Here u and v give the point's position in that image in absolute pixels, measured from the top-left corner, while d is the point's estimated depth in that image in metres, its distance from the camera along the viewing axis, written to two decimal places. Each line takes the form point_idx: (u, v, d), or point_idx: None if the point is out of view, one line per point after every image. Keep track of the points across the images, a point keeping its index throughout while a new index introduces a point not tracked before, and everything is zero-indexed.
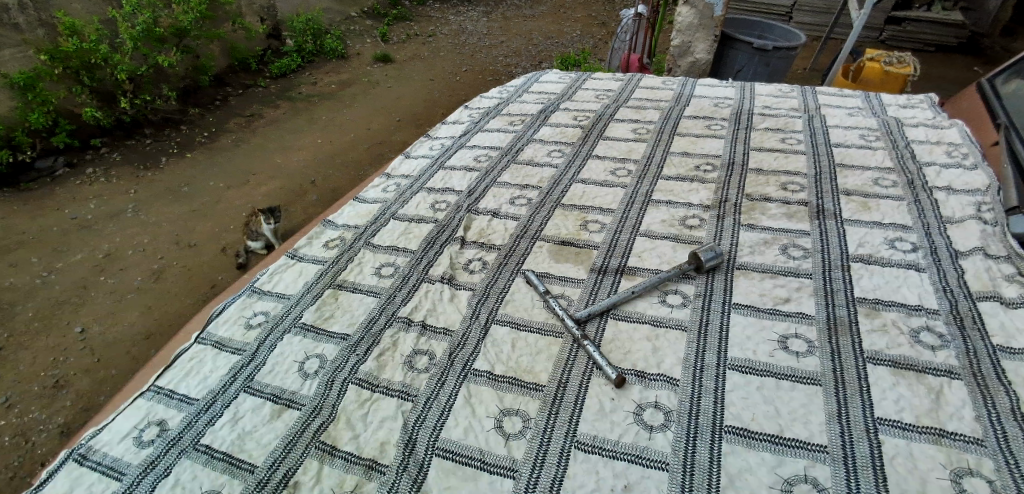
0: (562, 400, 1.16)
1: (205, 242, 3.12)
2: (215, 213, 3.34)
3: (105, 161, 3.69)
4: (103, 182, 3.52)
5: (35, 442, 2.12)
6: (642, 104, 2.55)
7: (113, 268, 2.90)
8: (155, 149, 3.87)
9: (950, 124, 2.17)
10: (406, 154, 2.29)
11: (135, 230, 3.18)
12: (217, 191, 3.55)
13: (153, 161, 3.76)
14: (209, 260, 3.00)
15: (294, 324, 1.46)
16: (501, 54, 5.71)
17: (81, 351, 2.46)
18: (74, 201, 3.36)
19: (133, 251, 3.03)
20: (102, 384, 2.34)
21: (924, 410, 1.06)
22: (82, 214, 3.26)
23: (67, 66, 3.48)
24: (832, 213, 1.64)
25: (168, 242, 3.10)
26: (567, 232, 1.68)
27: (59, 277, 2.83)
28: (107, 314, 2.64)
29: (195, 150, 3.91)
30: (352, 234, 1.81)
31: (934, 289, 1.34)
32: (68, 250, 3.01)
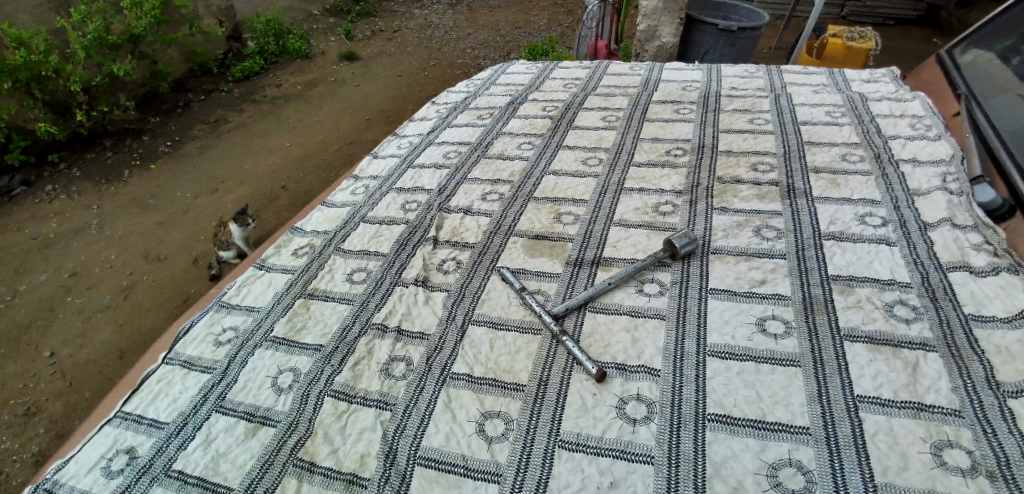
0: (544, 399, 1.14)
1: (173, 255, 3.01)
2: (182, 224, 3.23)
3: (64, 177, 3.54)
4: (63, 199, 3.39)
5: (9, 472, 2.04)
6: (610, 92, 2.53)
7: (79, 287, 2.79)
8: (116, 161, 3.72)
9: (912, 96, 2.20)
10: (374, 154, 2.24)
11: (99, 246, 3.06)
12: (182, 201, 3.43)
13: (115, 174, 3.62)
14: (178, 273, 2.89)
15: (264, 338, 1.41)
16: (468, 46, 5.64)
17: (51, 375, 2.36)
18: (34, 220, 3.22)
19: (98, 269, 2.91)
20: (74, 407, 2.25)
21: (901, 385, 1.08)
22: (43, 233, 3.13)
23: (16, 79, 3.31)
24: (803, 191, 1.65)
25: (134, 256, 2.99)
26: (541, 226, 1.66)
27: (22, 300, 2.71)
28: (76, 335, 2.55)
29: (158, 161, 3.78)
30: (322, 240, 1.76)
31: (905, 262, 1.35)
32: (30, 271, 2.88)
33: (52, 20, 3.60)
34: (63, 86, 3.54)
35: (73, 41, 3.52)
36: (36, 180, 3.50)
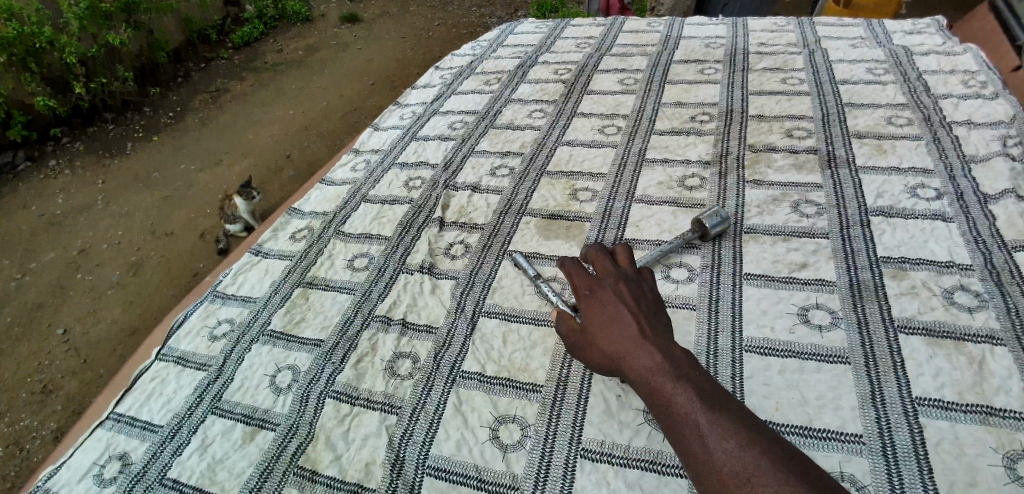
0: (563, 402, 1.04)
1: (180, 230, 2.93)
2: (184, 200, 3.13)
3: (67, 152, 3.43)
4: (67, 174, 3.29)
5: (30, 449, 2.01)
6: (627, 51, 2.34)
7: (89, 265, 2.73)
8: (119, 135, 3.60)
9: (962, 49, 1.99)
10: (375, 126, 2.10)
11: (106, 222, 2.98)
12: (186, 175, 3.33)
13: (117, 147, 3.51)
14: (185, 249, 2.81)
15: (261, 333, 1.32)
16: (473, 4, 5.35)
17: (66, 353, 2.32)
18: (39, 197, 3.14)
19: (105, 246, 2.84)
20: (91, 385, 2.22)
21: (966, 385, 0.96)
22: (50, 211, 3.05)
23: (11, 54, 3.15)
24: (845, 160, 1.50)
25: (139, 233, 2.91)
26: (556, 204, 1.53)
27: (32, 280, 2.65)
28: (87, 313, 2.49)
29: (160, 134, 3.66)
30: (321, 222, 1.64)
31: (965, 241, 1.21)
32: (40, 249, 2.82)
33: None
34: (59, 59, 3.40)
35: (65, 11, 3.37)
36: (39, 156, 3.39)
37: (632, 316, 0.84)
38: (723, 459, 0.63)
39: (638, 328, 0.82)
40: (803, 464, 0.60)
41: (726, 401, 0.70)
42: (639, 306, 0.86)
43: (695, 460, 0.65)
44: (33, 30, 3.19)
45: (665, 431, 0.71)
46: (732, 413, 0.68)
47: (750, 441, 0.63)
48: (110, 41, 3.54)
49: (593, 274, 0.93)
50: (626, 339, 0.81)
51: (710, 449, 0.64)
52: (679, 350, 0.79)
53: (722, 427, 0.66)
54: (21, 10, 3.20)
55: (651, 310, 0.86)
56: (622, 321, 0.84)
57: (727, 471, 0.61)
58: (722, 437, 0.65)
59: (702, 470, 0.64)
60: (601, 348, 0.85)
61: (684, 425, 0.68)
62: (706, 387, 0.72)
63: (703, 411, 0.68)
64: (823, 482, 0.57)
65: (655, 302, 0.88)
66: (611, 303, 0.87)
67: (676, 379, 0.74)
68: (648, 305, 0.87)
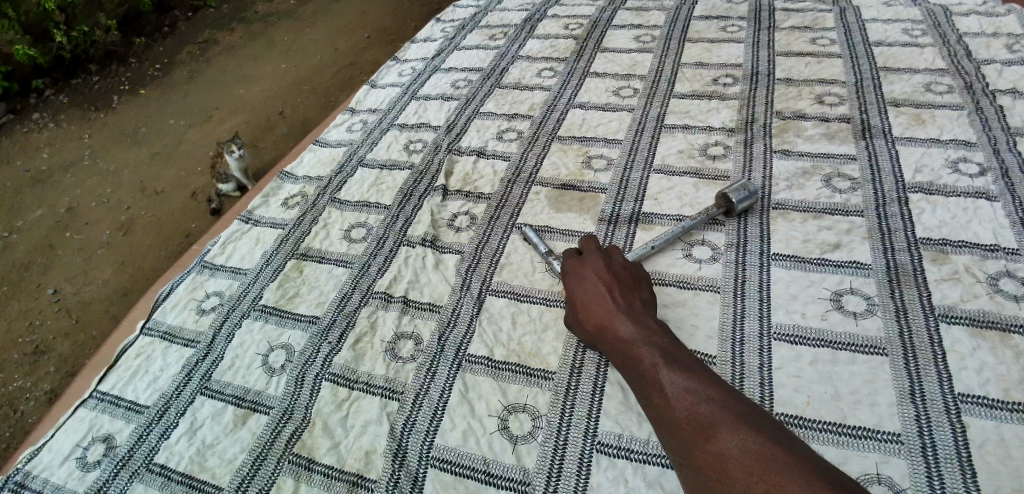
0: (577, 392, 0.97)
1: (170, 188, 2.81)
2: (172, 157, 3.00)
3: (51, 106, 3.26)
4: (51, 128, 3.14)
5: (25, 412, 1.96)
6: (643, 5, 2.17)
7: (77, 224, 2.62)
8: (104, 88, 3.42)
9: (1006, 9, 1.85)
10: (372, 83, 1.96)
11: (93, 180, 2.86)
12: (174, 130, 3.18)
13: (103, 102, 3.34)
14: (175, 208, 2.70)
15: (252, 308, 1.24)
16: None
17: (56, 314, 2.24)
18: (23, 153, 3.00)
19: (93, 204, 2.72)
20: (84, 347, 2.15)
21: (1013, 381, 0.88)
22: (35, 167, 2.92)
23: None
24: (881, 130, 1.39)
25: (128, 191, 2.79)
26: (568, 172, 1.42)
27: (18, 238, 2.55)
28: (77, 274, 2.40)
29: (148, 86, 3.48)
30: (315, 188, 1.54)
31: (1011, 223, 1.12)
32: (25, 207, 2.70)
33: None
34: (37, 8, 3.28)
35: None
36: (22, 109, 3.24)
37: (612, 292, 0.92)
38: (687, 417, 0.68)
39: (616, 303, 0.90)
40: (762, 420, 0.65)
41: (696, 366, 0.76)
42: (619, 283, 0.94)
43: (665, 419, 0.71)
44: None
45: (640, 397, 0.78)
46: (701, 377, 0.73)
47: (713, 400, 0.69)
48: None
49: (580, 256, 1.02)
50: (606, 313, 0.89)
51: (677, 410, 0.70)
52: (655, 326, 0.85)
53: (691, 391, 0.71)
54: None
55: (631, 286, 0.94)
56: (602, 296, 0.92)
57: (691, 428, 0.67)
58: (688, 399, 0.70)
59: (670, 427, 0.70)
60: (584, 322, 0.92)
61: (656, 391, 0.75)
62: (678, 355, 0.78)
63: (674, 376, 0.74)
64: (778, 434, 0.62)
65: (635, 278, 0.96)
66: (593, 280, 0.95)
67: (650, 349, 0.80)
68: (627, 281, 0.95)
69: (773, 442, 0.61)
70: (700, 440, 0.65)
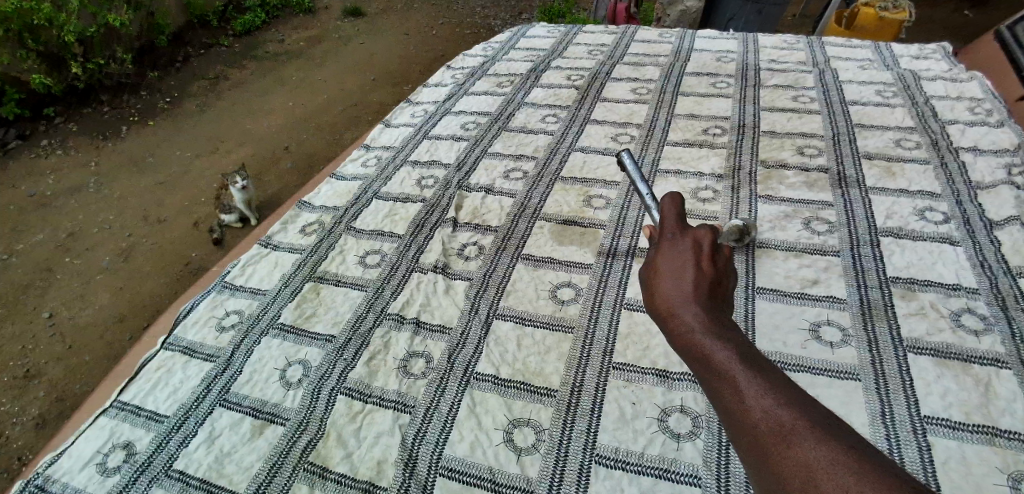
0: (578, 407, 1.05)
1: (175, 216, 2.91)
2: (180, 186, 3.11)
3: (60, 132, 3.42)
4: (60, 154, 3.29)
5: (9, 436, 1.98)
6: (639, 60, 2.36)
7: (79, 248, 2.71)
8: (114, 117, 3.59)
9: (969, 76, 2.03)
10: (386, 123, 2.10)
11: (100, 205, 2.96)
12: (183, 161, 3.31)
13: (113, 130, 3.51)
14: (180, 235, 2.80)
15: (270, 326, 1.31)
16: (479, 4, 5.35)
17: (51, 338, 2.29)
18: (29, 177, 3.12)
19: (97, 229, 2.82)
20: (75, 373, 2.18)
21: (973, 406, 0.97)
22: (41, 190, 3.04)
23: (7, 28, 3.17)
24: (856, 181, 1.52)
25: (133, 218, 2.89)
26: (570, 210, 1.54)
27: (20, 260, 2.63)
28: (75, 298, 2.47)
29: (157, 118, 3.65)
30: (331, 217, 1.64)
31: (971, 266, 1.24)
32: (29, 229, 2.79)
33: None
34: (57, 36, 3.38)
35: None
36: (31, 134, 3.38)
37: (694, 272, 0.78)
38: (763, 417, 0.59)
39: (696, 282, 0.77)
40: (848, 429, 0.56)
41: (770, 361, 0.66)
42: (705, 263, 0.80)
43: (734, 416, 0.61)
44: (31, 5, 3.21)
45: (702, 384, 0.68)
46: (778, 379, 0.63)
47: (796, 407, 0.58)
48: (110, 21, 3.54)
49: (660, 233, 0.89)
50: (680, 290, 0.76)
51: (751, 406, 0.60)
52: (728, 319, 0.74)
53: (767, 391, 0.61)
54: None
55: (717, 268, 0.80)
56: (682, 273, 0.78)
57: (766, 429, 0.58)
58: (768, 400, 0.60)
59: (740, 425, 0.60)
60: (648, 297, 0.80)
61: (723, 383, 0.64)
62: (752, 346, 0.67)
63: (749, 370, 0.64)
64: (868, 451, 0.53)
65: (723, 263, 0.82)
66: (675, 255, 0.81)
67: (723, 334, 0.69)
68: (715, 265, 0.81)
69: (869, 459, 0.51)
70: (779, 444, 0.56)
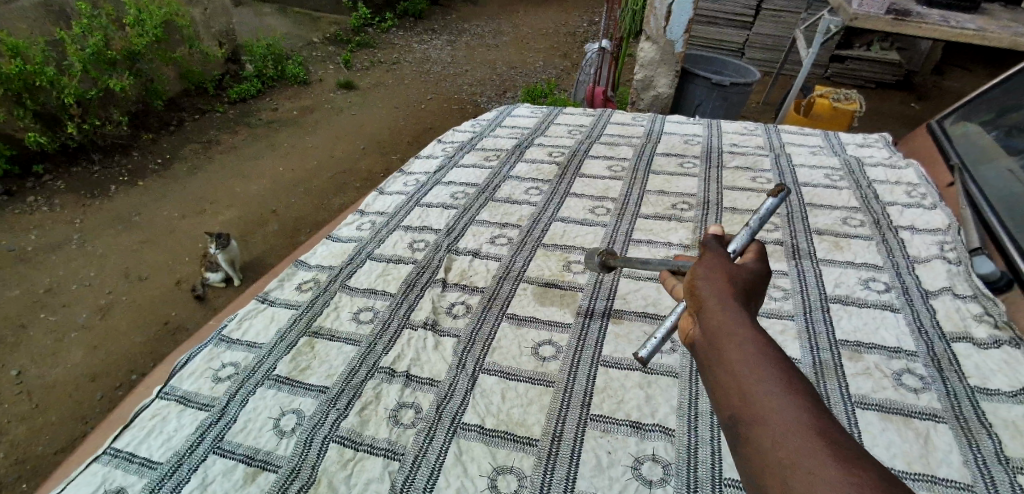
0: (557, 455, 1.12)
1: (156, 276, 2.99)
2: (165, 246, 3.20)
3: (48, 190, 3.52)
4: (44, 211, 3.37)
5: None
6: (614, 141, 2.60)
7: (54, 304, 2.76)
8: (103, 177, 3.71)
9: (905, 163, 2.28)
10: (380, 190, 2.25)
11: (79, 262, 3.04)
12: (170, 221, 3.41)
13: (100, 190, 3.61)
14: (161, 295, 2.87)
15: (266, 377, 1.37)
16: (466, 83, 5.74)
17: (16, 397, 2.32)
18: (10, 231, 3.19)
19: (74, 286, 2.89)
20: (38, 434, 2.21)
21: (914, 456, 1.08)
22: (20, 245, 3.11)
23: (8, 89, 3.28)
24: (807, 253, 1.69)
25: (114, 276, 2.96)
26: (551, 273, 1.67)
27: None
28: (46, 355, 2.51)
29: (146, 178, 3.78)
30: (326, 276, 1.74)
31: (910, 330, 1.38)
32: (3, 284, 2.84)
33: (51, 32, 3.61)
34: (55, 98, 3.52)
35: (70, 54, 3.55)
36: (17, 191, 3.47)
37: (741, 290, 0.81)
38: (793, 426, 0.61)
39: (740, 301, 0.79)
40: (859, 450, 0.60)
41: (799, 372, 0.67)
42: (750, 286, 0.83)
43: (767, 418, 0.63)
44: (35, 69, 3.35)
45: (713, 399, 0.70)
46: (803, 391, 0.65)
47: (819, 425, 0.61)
48: (110, 85, 3.72)
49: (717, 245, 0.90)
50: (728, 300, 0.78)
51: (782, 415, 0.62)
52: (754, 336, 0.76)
53: (792, 403, 0.63)
54: (27, 49, 3.36)
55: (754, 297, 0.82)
56: (727, 283, 0.81)
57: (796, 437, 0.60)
58: (793, 413, 0.62)
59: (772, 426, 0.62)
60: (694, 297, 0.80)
61: (748, 390, 0.66)
62: (782, 353, 0.69)
63: (777, 377, 0.66)
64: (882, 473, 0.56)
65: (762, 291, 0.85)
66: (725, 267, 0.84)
67: (757, 342, 0.70)
68: (756, 291, 0.84)
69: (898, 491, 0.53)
70: (798, 460, 0.58)
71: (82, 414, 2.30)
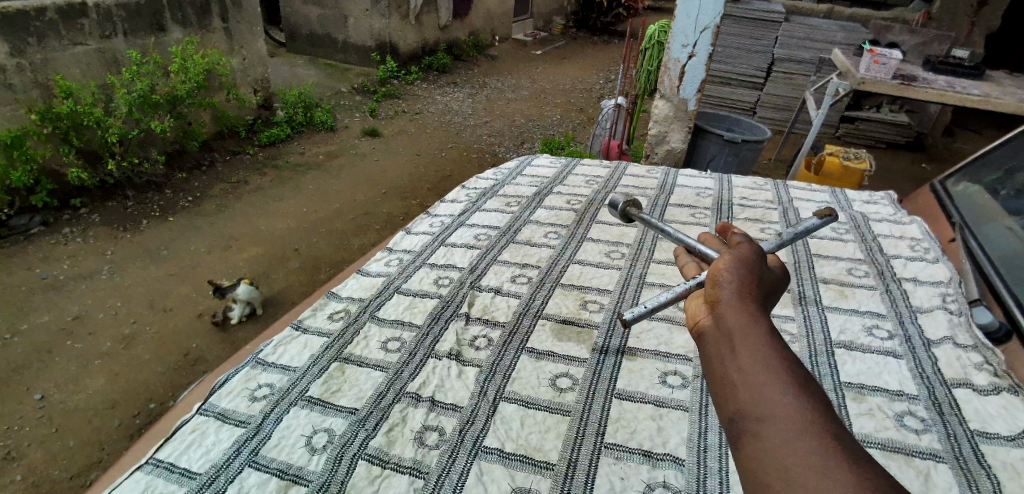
0: (573, 479, 1.19)
1: (180, 308, 3.13)
2: (190, 279, 3.36)
3: (84, 222, 3.75)
4: (79, 242, 3.58)
5: None
6: (629, 190, 2.74)
7: (81, 332, 2.90)
8: (137, 212, 3.94)
9: (909, 219, 2.38)
10: (408, 230, 2.39)
11: (108, 293, 3.19)
12: (197, 256, 3.58)
13: (132, 223, 3.82)
14: (184, 326, 3.01)
15: (300, 397, 1.47)
16: (485, 133, 6.01)
17: (38, 420, 2.42)
18: (45, 261, 3.38)
19: (101, 315, 3.03)
20: (57, 456, 2.30)
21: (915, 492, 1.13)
22: (54, 274, 3.28)
23: (57, 127, 3.60)
24: (813, 300, 1.77)
25: (141, 306, 3.11)
26: (568, 311, 1.76)
27: (23, 340, 2.81)
28: (70, 381, 2.62)
29: (177, 214, 4.00)
30: (357, 307, 1.85)
31: (912, 375, 1.44)
32: (35, 311, 3.00)
33: (102, 76, 3.97)
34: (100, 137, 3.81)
35: (118, 97, 3.83)
36: (54, 222, 3.72)
37: (762, 295, 0.84)
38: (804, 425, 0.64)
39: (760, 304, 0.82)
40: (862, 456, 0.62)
41: (809, 379, 0.71)
42: (768, 291, 0.86)
43: (776, 414, 0.66)
44: (84, 109, 3.65)
45: (722, 396, 0.73)
46: (811, 394, 0.68)
47: (825, 427, 0.64)
48: (150, 126, 3.97)
49: (743, 243, 0.94)
50: (748, 302, 0.81)
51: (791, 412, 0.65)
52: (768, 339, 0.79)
53: (803, 405, 0.66)
54: (78, 91, 3.68)
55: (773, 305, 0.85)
56: (749, 284, 0.85)
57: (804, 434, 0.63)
58: (802, 414, 0.65)
59: (782, 421, 0.65)
60: (715, 295, 0.84)
61: (760, 388, 0.69)
62: (794, 359, 0.72)
63: (787, 378, 0.70)
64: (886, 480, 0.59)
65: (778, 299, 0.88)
66: (748, 269, 0.87)
67: (771, 345, 0.74)
68: (772, 299, 0.87)
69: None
70: (802, 455, 0.61)
71: (100, 438, 2.39)
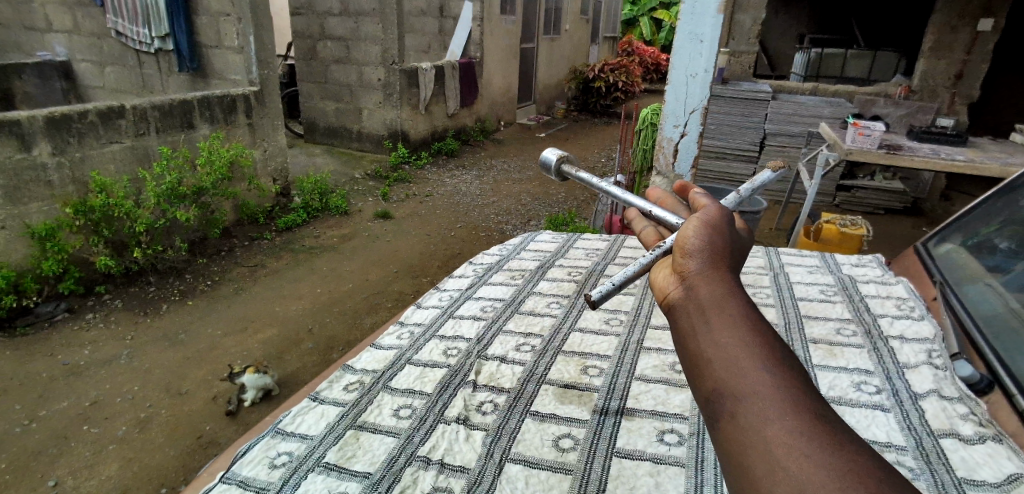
0: None
1: (195, 390, 3.23)
2: (205, 361, 3.49)
3: (106, 307, 3.95)
4: (101, 327, 3.75)
5: None
6: (627, 261, 2.91)
7: (98, 417, 2.99)
8: (158, 295, 4.15)
9: (895, 280, 2.50)
10: (419, 303, 2.54)
11: (125, 377, 3.31)
12: (214, 338, 3.73)
13: (152, 308, 4.01)
14: (197, 409, 3.09)
15: (317, 463, 1.55)
16: (493, 213, 6.29)
17: None
18: (68, 347, 3.54)
19: (119, 399, 3.13)
20: None
21: None
22: (74, 361, 3.42)
23: (88, 219, 3.90)
24: (803, 359, 1.86)
25: (156, 390, 3.22)
26: (569, 377, 1.86)
27: (40, 426, 2.90)
28: (84, 467, 2.68)
29: (196, 298, 4.19)
30: (370, 378, 1.96)
31: (900, 427, 1.50)
32: (54, 397, 3.11)
33: (135, 170, 4.34)
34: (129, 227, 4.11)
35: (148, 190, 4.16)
36: (78, 308, 3.92)
37: (731, 266, 0.87)
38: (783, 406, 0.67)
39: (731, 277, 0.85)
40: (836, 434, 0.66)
41: (782, 355, 0.74)
42: (737, 258, 0.90)
43: (755, 392, 0.69)
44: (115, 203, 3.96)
45: (699, 374, 0.75)
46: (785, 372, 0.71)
47: (802, 406, 0.67)
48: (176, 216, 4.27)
49: (710, 210, 0.97)
50: (719, 276, 0.84)
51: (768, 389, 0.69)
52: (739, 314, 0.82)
53: (778, 384, 0.69)
54: (112, 186, 4.01)
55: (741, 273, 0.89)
56: (718, 255, 0.88)
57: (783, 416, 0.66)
58: (778, 392, 0.68)
59: (760, 400, 0.68)
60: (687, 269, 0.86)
61: (738, 366, 0.71)
62: (766, 336, 0.76)
63: (763, 356, 0.73)
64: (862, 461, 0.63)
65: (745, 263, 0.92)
66: (716, 240, 0.89)
67: (745, 320, 0.77)
68: (739, 266, 0.90)
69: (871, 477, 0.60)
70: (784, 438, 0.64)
71: None
